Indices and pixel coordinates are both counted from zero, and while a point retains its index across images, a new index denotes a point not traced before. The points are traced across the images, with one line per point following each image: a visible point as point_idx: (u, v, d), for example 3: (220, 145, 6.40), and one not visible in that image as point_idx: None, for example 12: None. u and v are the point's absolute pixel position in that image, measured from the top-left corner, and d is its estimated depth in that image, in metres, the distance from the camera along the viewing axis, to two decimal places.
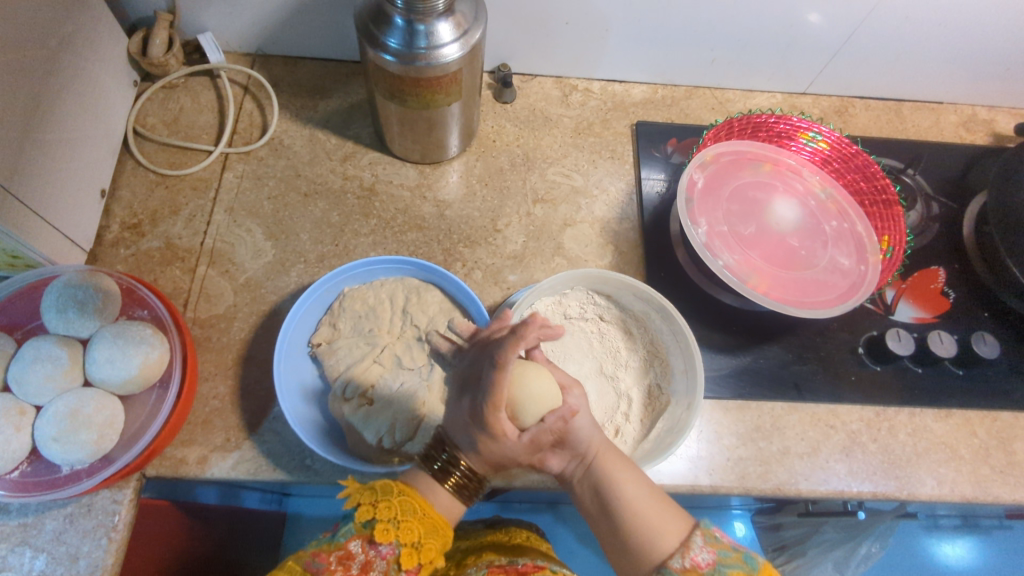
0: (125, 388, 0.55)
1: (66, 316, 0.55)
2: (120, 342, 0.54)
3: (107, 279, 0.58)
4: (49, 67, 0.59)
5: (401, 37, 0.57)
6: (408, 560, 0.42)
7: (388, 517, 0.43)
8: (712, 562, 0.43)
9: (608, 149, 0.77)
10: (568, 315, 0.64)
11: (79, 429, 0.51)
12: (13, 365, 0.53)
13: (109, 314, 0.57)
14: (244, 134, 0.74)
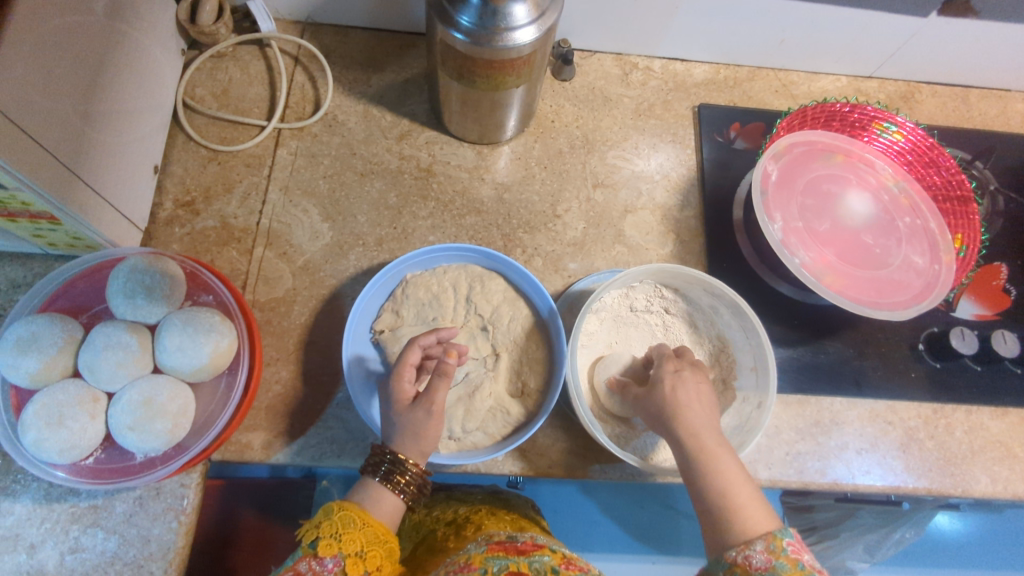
0: (196, 375, 0.55)
1: (134, 304, 0.54)
2: (189, 331, 0.53)
3: (172, 263, 0.57)
4: (107, 42, 0.57)
5: (474, 15, 0.55)
6: (353, 569, 0.45)
7: (331, 533, 0.46)
8: (766, 569, 0.42)
9: (669, 133, 0.74)
10: (634, 308, 0.63)
11: (154, 417, 0.51)
12: (84, 353, 0.53)
13: (176, 298, 0.56)
14: (296, 109, 0.72)
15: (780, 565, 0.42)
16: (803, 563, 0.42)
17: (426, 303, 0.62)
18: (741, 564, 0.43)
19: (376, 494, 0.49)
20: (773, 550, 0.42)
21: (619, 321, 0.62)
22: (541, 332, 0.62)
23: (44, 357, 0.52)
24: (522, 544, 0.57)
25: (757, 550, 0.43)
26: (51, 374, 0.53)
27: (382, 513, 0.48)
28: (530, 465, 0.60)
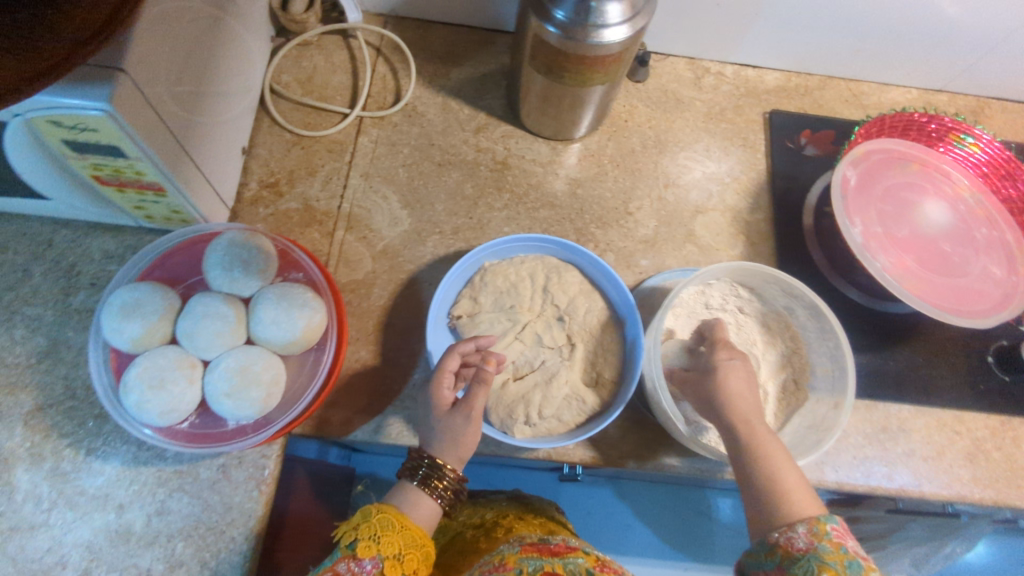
0: (287, 348, 0.56)
1: (230, 277, 0.56)
2: (285, 304, 0.55)
3: (266, 240, 0.59)
4: (215, 25, 0.59)
5: (569, 10, 0.56)
6: (392, 570, 0.47)
7: (370, 534, 0.48)
8: (809, 548, 0.44)
9: (740, 137, 0.75)
10: (709, 305, 0.64)
11: (249, 386, 0.53)
12: (183, 321, 0.54)
13: (269, 274, 0.58)
14: (377, 98, 0.74)
15: (822, 545, 0.44)
16: (848, 548, 0.44)
17: (505, 291, 0.64)
18: (785, 543, 0.45)
19: (416, 497, 0.51)
20: (816, 533, 0.45)
21: (693, 318, 0.63)
22: (616, 325, 0.64)
23: (147, 322, 0.54)
24: (557, 546, 0.57)
25: (800, 531, 0.45)
26: (152, 340, 0.54)
27: (422, 516, 0.51)
28: (600, 455, 0.61)
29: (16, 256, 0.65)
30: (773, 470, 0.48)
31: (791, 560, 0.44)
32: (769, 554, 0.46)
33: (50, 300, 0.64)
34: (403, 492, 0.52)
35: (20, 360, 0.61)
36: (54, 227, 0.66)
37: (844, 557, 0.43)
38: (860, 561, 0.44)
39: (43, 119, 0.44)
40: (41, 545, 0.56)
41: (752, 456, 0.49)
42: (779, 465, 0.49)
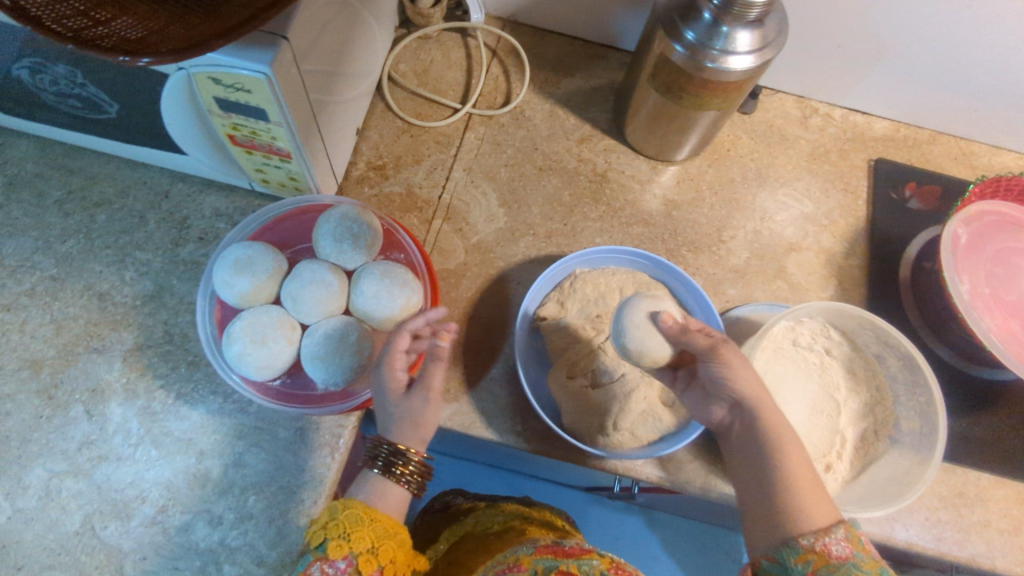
0: (383, 323, 0.58)
1: (339, 248, 0.58)
2: (387, 281, 0.57)
3: (374, 218, 0.60)
4: (355, 10, 0.61)
5: (701, 32, 0.57)
6: (366, 565, 0.45)
7: (339, 533, 0.45)
8: (846, 558, 0.43)
9: (842, 181, 0.75)
10: (797, 342, 0.63)
11: (345, 354, 0.55)
12: (289, 284, 0.57)
13: (374, 252, 0.60)
14: (488, 98, 0.76)
15: (858, 555, 0.43)
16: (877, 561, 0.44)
17: (592, 299, 0.64)
18: (818, 550, 0.43)
19: (381, 489, 0.48)
20: (852, 540, 0.44)
21: (782, 351, 0.62)
22: None
23: (257, 280, 0.56)
24: (569, 547, 0.56)
25: (838, 539, 0.44)
26: (258, 297, 0.57)
27: (391, 504, 0.48)
28: (667, 476, 0.61)
29: (135, 203, 0.69)
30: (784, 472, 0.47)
31: (827, 567, 0.43)
32: (799, 559, 0.44)
33: (161, 248, 0.67)
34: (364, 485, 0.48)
35: (127, 300, 0.65)
36: (173, 179, 0.70)
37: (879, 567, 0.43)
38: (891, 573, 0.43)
39: (205, 75, 0.47)
40: (125, 477, 0.59)
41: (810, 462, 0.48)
42: (804, 474, 0.47)
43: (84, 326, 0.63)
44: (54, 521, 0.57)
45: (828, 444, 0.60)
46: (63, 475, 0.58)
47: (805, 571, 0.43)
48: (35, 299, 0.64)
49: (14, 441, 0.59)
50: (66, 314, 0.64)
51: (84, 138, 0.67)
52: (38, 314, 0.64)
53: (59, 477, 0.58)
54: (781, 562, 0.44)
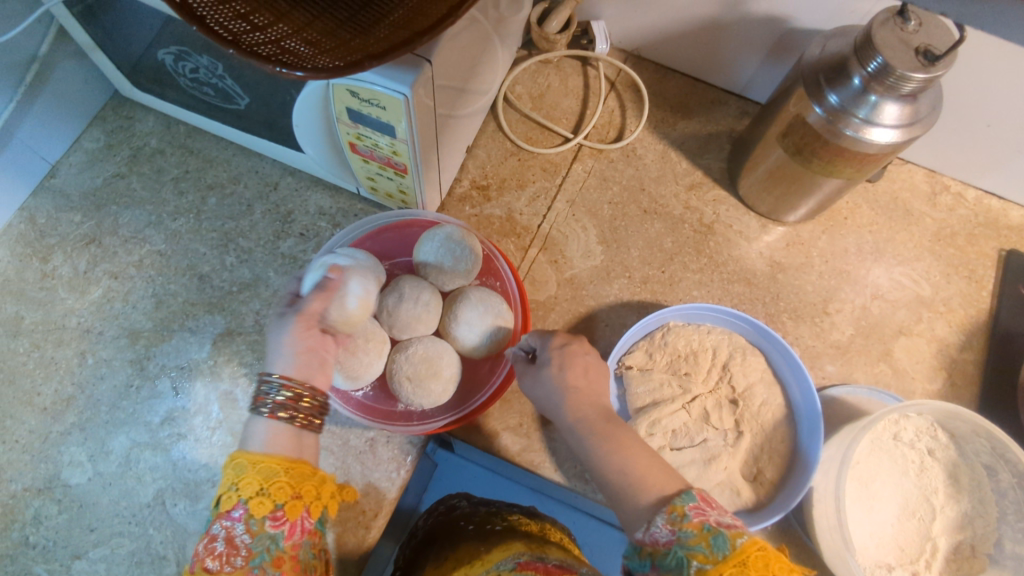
0: (471, 351, 0.57)
1: (439, 268, 0.58)
2: (481, 310, 0.56)
3: (477, 243, 0.60)
4: (487, 32, 0.61)
5: (846, 98, 0.53)
6: (258, 507, 0.41)
7: (229, 485, 0.42)
8: (670, 540, 0.39)
9: (966, 268, 0.69)
10: (898, 437, 0.59)
11: (431, 378, 0.55)
12: (387, 296, 0.57)
13: (472, 276, 0.59)
14: (600, 131, 0.75)
15: (683, 533, 0.39)
16: (710, 522, 0.39)
17: (682, 356, 0.62)
18: (648, 542, 0.41)
19: (270, 433, 0.45)
20: (675, 520, 0.40)
21: (880, 445, 0.58)
22: (791, 425, 0.60)
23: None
24: (557, 564, 0.47)
25: (659, 524, 0.40)
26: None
27: (278, 442, 0.45)
28: None
29: (245, 190, 0.70)
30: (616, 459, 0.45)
31: (660, 557, 0.40)
32: (642, 555, 0.41)
33: (263, 238, 0.69)
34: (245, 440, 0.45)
35: (225, 285, 0.66)
36: (283, 172, 0.71)
37: (709, 535, 0.38)
38: (726, 531, 0.38)
39: (343, 87, 0.48)
40: (200, 458, 0.60)
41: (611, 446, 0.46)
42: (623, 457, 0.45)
43: (182, 304, 0.65)
44: (129, 490, 0.59)
45: (916, 550, 0.57)
46: (143, 446, 0.60)
47: (647, 566, 0.41)
48: (142, 270, 0.67)
49: (104, 406, 0.61)
50: (168, 289, 0.66)
51: (208, 122, 0.69)
52: (142, 286, 0.66)
53: (139, 448, 0.60)
54: (637, 558, 0.42)
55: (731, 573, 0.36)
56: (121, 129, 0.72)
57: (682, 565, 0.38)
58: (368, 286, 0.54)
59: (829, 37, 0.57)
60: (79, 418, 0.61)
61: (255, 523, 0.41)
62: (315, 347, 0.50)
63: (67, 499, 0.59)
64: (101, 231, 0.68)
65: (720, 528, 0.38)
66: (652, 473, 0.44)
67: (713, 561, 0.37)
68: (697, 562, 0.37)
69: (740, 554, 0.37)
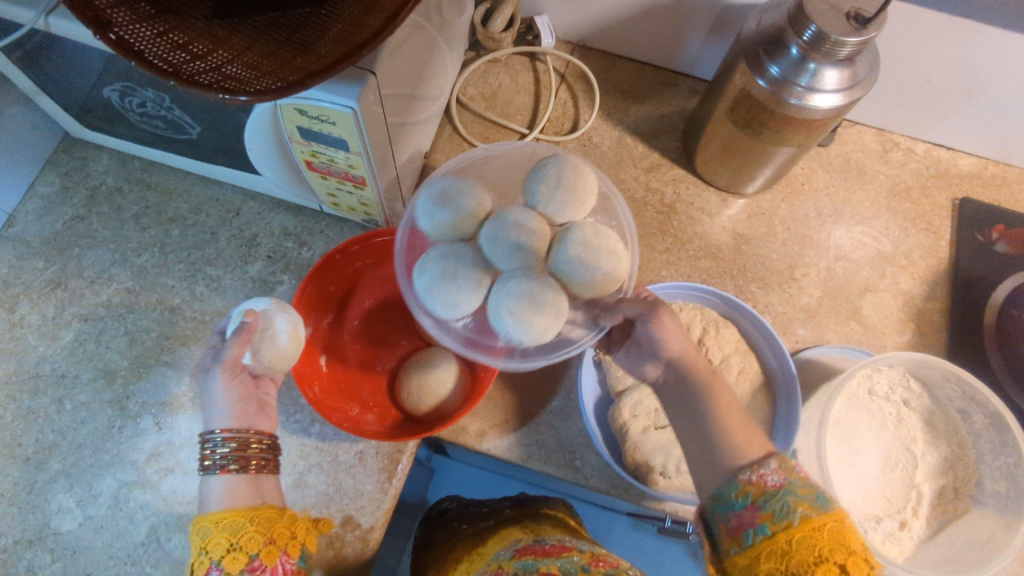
0: (567, 273, 0.50)
1: (433, 213, 0.51)
2: (588, 249, 0.49)
3: (554, 162, 0.52)
4: (432, 36, 0.62)
5: (786, 67, 0.54)
6: (233, 563, 0.45)
7: (202, 550, 0.46)
8: (780, 485, 0.44)
9: (923, 220, 0.71)
10: (873, 391, 0.61)
11: (533, 315, 0.47)
12: (489, 228, 0.50)
13: (574, 212, 0.51)
14: (555, 124, 0.75)
15: (793, 482, 0.44)
16: (813, 482, 0.44)
17: None
18: (755, 484, 0.44)
19: (227, 484, 0.48)
20: (785, 468, 0.45)
21: (859, 401, 0.60)
22: (769, 391, 0.61)
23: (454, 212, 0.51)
24: (554, 544, 0.49)
25: (772, 470, 0.45)
26: (458, 231, 0.51)
27: (238, 496, 0.48)
28: None
29: (208, 219, 0.70)
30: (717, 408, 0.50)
31: (764, 497, 0.44)
32: (739, 495, 0.44)
33: (231, 265, 0.68)
34: (205, 497, 0.48)
35: (198, 315, 0.66)
36: (245, 198, 0.71)
37: (813, 490, 0.43)
38: (826, 493, 0.43)
39: (291, 107, 0.49)
40: (190, 491, 0.60)
41: (707, 387, 0.51)
42: (723, 400, 0.51)
43: (156, 339, 0.65)
44: (122, 531, 0.59)
45: (903, 498, 0.58)
46: (131, 485, 0.60)
47: (745, 505, 0.44)
48: (112, 310, 0.66)
49: (87, 450, 0.61)
50: (140, 326, 0.66)
51: (163, 155, 0.69)
52: (113, 326, 0.66)
53: (128, 487, 0.60)
54: (726, 499, 0.45)
55: (828, 526, 0.41)
56: (76, 171, 0.72)
57: (787, 509, 0.42)
58: (289, 318, 0.55)
59: (764, 10, 0.58)
60: (63, 464, 0.61)
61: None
62: (246, 394, 0.53)
63: (59, 547, 0.58)
64: (66, 275, 0.67)
65: (823, 490, 0.43)
66: (751, 438, 0.48)
67: (816, 510, 0.42)
68: (804, 509, 0.42)
69: (840, 513, 0.42)
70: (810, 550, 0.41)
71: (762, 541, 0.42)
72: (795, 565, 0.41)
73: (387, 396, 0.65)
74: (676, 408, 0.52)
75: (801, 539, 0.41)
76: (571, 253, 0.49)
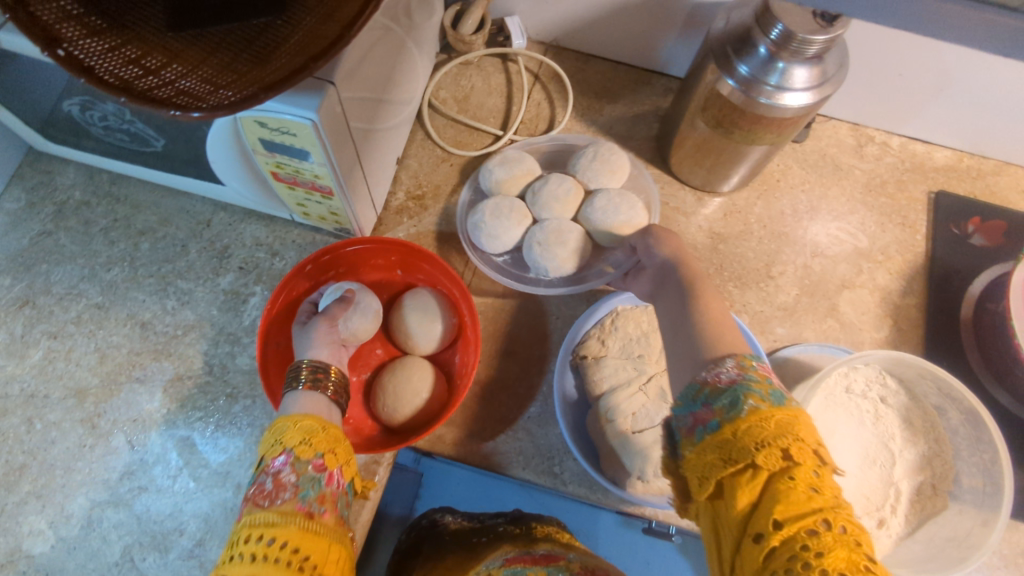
0: (595, 230, 0.65)
1: (492, 172, 0.67)
2: (613, 199, 0.64)
3: (590, 155, 0.68)
4: (400, 41, 0.61)
5: (755, 67, 0.54)
6: (305, 451, 0.43)
7: (273, 441, 0.44)
8: (734, 379, 0.39)
9: (899, 215, 0.71)
10: (850, 389, 0.60)
11: (557, 245, 0.63)
12: (530, 190, 0.67)
13: (608, 182, 0.67)
14: (529, 125, 0.75)
15: (749, 376, 0.39)
16: (772, 381, 0.40)
17: (634, 338, 0.62)
18: (710, 382, 0.40)
19: (304, 403, 0.49)
20: (743, 366, 0.40)
21: (837, 399, 0.60)
22: None
23: (505, 175, 0.67)
24: (543, 553, 0.48)
25: (727, 366, 0.40)
26: (508, 185, 0.68)
27: (317, 408, 0.49)
28: None
29: (177, 231, 0.69)
30: (699, 303, 0.48)
31: (715, 394, 0.39)
32: (695, 393, 0.41)
33: (202, 277, 0.68)
34: (283, 408, 0.49)
35: (169, 329, 0.65)
36: (215, 209, 0.70)
37: (769, 387, 0.39)
38: (785, 393, 0.39)
39: (251, 119, 0.48)
40: (164, 508, 0.59)
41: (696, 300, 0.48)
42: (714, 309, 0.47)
43: (127, 355, 0.64)
44: (95, 551, 0.58)
45: (881, 495, 0.58)
46: (104, 505, 0.59)
47: (701, 401, 0.40)
48: (81, 326, 0.65)
49: (58, 469, 0.60)
50: (110, 342, 0.65)
51: (129, 167, 0.68)
52: (83, 343, 0.65)
53: (100, 507, 0.59)
54: (686, 402, 0.41)
55: (782, 419, 0.37)
56: (42, 185, 0.71)
57: (736, 401, 0.38)
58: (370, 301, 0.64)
59: (732, 9, 0.58)
60: (34, 485, 0.60)
61: (301, 467, 0.43)
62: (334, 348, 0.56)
63: (31, 570, 0.57)
64: (34, 292, 0.66)
65: (781, 390, 0.39)
66: (727, 332, 0.44)
67: (769, 403, 0.38)
68: (753, 399, 0.38)
69: (797, 411, 0.38)
70: (756, 442, 0.36)
71: (711, 438, 0.38)
72: (739, 455, 0.36)
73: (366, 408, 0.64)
74: (664, 319, 0.50)
75: (748, 428, 0.37)
76: (605, 213, 0.64)
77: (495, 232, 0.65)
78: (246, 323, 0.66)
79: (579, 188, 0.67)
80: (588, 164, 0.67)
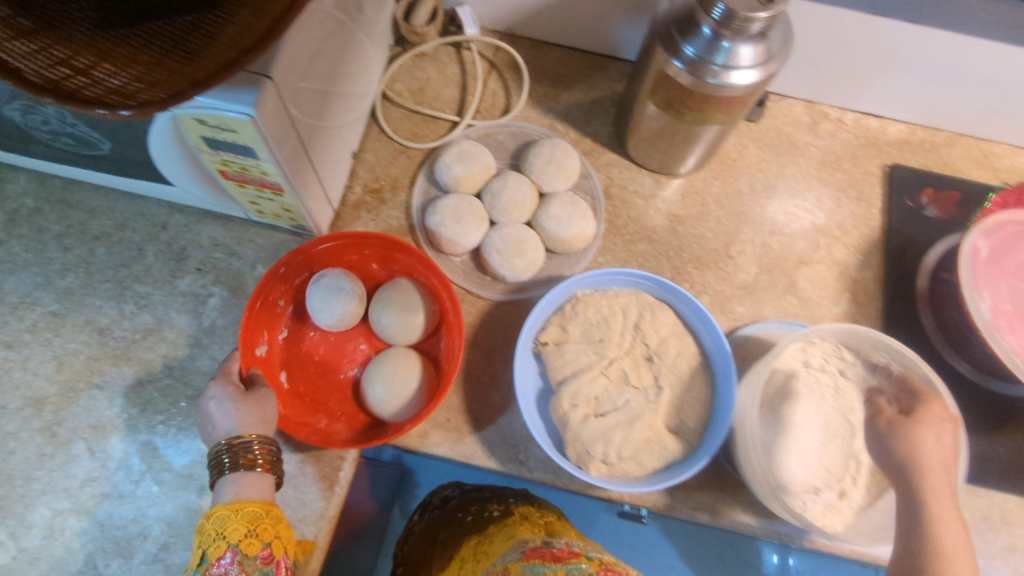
0: (551, 239, 0.67)
1: (450, 168, 0.68)
2: (568, 211, 0.66)
3: (539, 156, 0.69)
4: (349, 33, 0.60)
5: (701, 47, 0.54)
6: (249, 546, 0.48)
7: (214, 536, 0.48)
8: None
9: (854, 189, 0.72)
10: (808, 364, 0.61)
11: (516, 254, 0.65)
12: (487, 191, 0.68)
13: (558, 186, 0.69)
14: (485, 115, 0.75)
15: None
16: None
17: (594, 323, 0.62)
18: None
19: (241, 485, 0.50)
20: None
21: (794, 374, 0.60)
22: (707, 372, 0.61)
23: (458, 173, 0.67)
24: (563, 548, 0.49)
25: None
26: (463, 183, 0.68)
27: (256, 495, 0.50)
28: (673, 502, 0.61)
29: (133, 235, 0.69)
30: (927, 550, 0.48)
31: None
32: None
33: (159, 279, 0.67)
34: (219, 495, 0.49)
35: (127, 334, 0.65)
36: (171, 210, 0.70)
37: None
38: None
39: (190, 117, 0.47)
40: (127, 514, 0.59)
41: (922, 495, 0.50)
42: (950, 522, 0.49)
43: (85, 361, 0.64)
44: (58, 560, 0.58)
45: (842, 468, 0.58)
46: (66, 513, 0.59)
47: None
48: (37, 335, 0.64)
49: (18, 479, 0.59)
50: (68, 349, 0.64)
51: (80, 172, 0.67)
52: (39, 351, 0.64)
53: (62, 515, 0.59)
54: None
55: None
56: None
57: None
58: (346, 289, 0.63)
59: None
60: None
61: (249, 561, 0.47)
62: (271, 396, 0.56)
63: None
64: None
65: None
66: None
67: None
68: None
69: None
70: None
71: None
72: None
73: (355, 403, 0.65)
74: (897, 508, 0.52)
75: None
76: (561, 223, 0.66)
77: (456, 236, 0.66)
78: (206, 324, 0.66)
79: (534, 192, 0.68)
80: (542, 166, 0.68)
